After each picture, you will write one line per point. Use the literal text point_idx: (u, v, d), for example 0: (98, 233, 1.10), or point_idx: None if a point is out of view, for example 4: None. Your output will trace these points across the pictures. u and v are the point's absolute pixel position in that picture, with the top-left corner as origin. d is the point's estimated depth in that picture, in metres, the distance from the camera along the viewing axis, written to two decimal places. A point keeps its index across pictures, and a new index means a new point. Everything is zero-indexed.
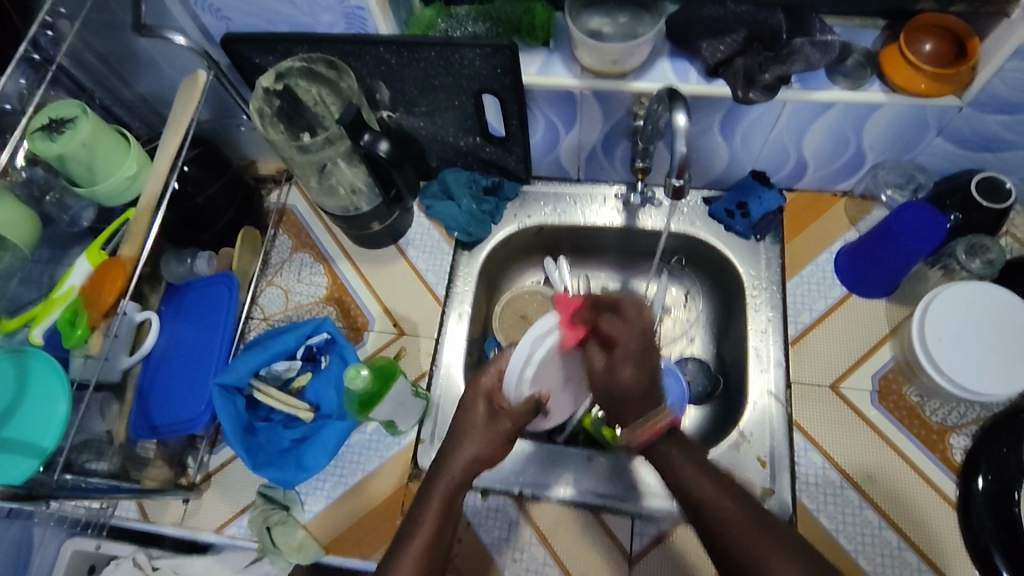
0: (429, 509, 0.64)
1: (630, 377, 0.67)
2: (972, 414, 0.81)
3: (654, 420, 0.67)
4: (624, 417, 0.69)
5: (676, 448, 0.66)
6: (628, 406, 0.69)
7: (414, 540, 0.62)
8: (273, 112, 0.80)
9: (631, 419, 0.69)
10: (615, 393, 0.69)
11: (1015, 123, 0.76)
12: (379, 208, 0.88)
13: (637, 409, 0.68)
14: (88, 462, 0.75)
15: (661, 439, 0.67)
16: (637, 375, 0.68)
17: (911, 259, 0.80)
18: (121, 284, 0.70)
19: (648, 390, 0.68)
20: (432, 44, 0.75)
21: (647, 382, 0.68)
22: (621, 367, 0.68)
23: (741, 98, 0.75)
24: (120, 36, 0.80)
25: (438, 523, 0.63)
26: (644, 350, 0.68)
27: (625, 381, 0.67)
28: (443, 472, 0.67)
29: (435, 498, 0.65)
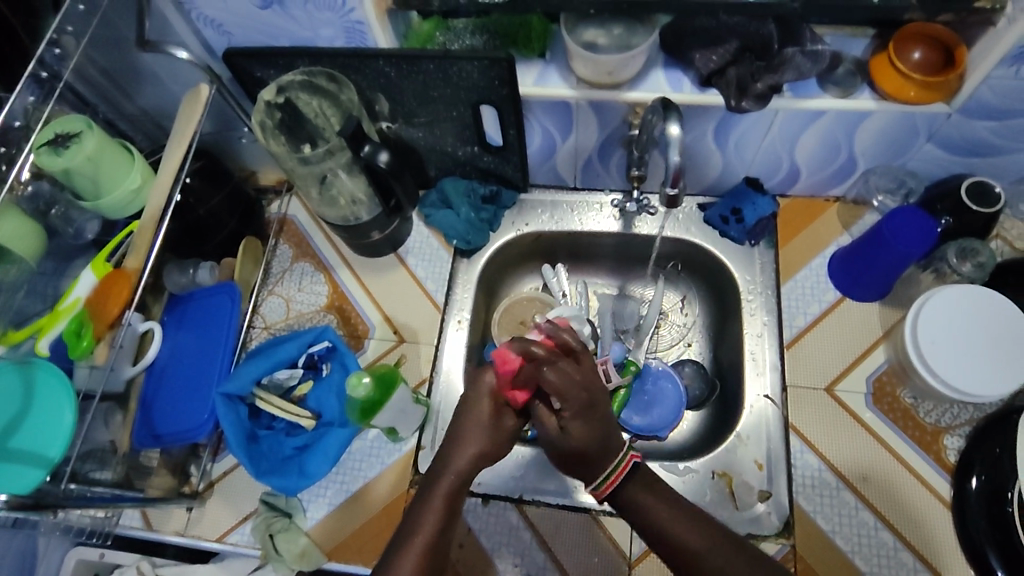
0: (431, 505, 0.64)
1: (581, 433, 0.67)
2: (965, 415, 0.82)
3: (615, 468, 0.67)
4: (589, 470, 0.69)
5: (644, 490, 0.66)
6: (590, 461, 0.68)
7: (414, 539, 0.62)
8: (275, 125, 0.82)
9: (595, 476, 0.68)
10: (570, 453, 0.69)
11: (1003, 129, 0.77)
12: (379, 217, 0.90)
13: (598, 455, 0.68)
14: (92, 471, 0.75)
15: (626, 482, 0.67)
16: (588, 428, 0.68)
17: (903, 263, 0.82)
18: (126, 295, 0.72)
19: (603, 437, 0.68)
20: (430, 57, 0.77)
21: (600, 432, 0.68)
22: (570, 424, 0.68)
23: (733, 107, 0.77)
24: (123, 51, 0.81)
25: (439, 523, 0.63)
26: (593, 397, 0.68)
27: (578, 437, 0.67)
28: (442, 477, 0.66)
29: (437, 496, 0.65)
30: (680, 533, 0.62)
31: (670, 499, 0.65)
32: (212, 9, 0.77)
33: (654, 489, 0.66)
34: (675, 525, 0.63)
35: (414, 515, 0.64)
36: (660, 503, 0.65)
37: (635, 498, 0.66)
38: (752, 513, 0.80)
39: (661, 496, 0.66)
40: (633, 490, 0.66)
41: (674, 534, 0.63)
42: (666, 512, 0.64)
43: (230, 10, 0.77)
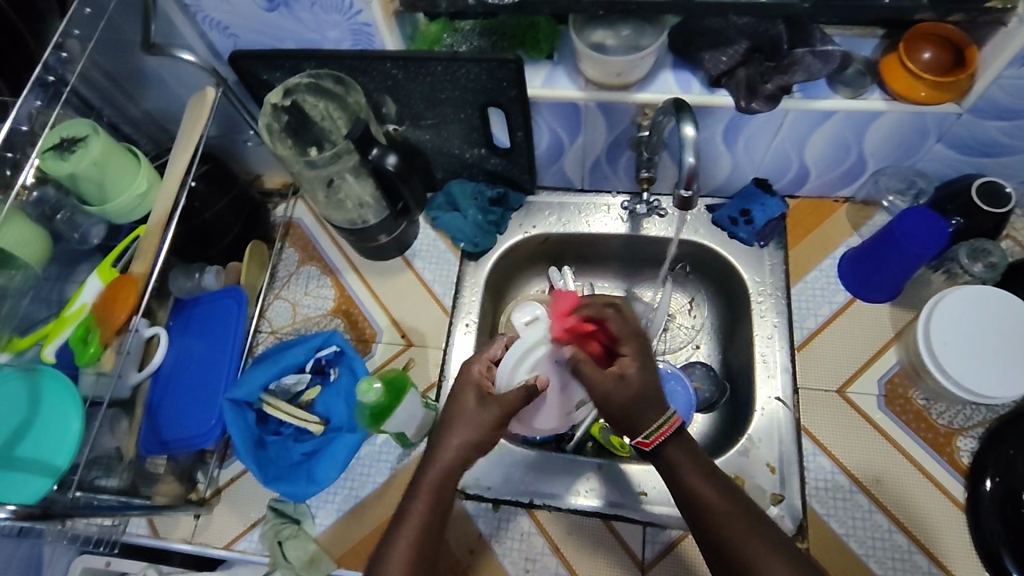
0: (421, 493, 0.63)
1: (637, 381, 0.65)
2: (978, 417, 0.81)
3: (662, 423, 0.63)
4: (635, 421, 0.64)
5: (687, 459, 0.63)
6: (636, 415, 0.64)
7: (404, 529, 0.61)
8: (282, 127, 0.82)
9: (643, 424, 0.64)
10: (620, 402, 0.64)
11: (1014, 129, 0.77)
12: (386, 220, 0.89)
13: (648, 410, 0.64)
14: (97, 478, 0.76)
15: (669, 443, 0.63)
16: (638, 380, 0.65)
17: (913, 264, 0.82)
18: (133, 301, 0.71)
19: (653, 392, 0.65)
20: (438, 59, 0.76)
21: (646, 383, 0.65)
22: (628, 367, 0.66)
23: (744, 108, 0.77)
24: (128, 54, 0.81)
25: (427, 514, 0.62)
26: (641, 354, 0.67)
27: (632, 384, 0.65)
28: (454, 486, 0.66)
29: (424, 490, 0.63)
30: (717, 510, 0.60)
31: (712, 476, 0.62)
32: (219, 11, 0.76)
33: (695, 460, 0.63)
34: (713, 503, 0.60)
35: (403, 510, 0.63)
36: (702, 479, 0.62)
37: (677, 466, 0.63)
38: (765, 516, 0.79)
39: (703, 471, 0.62)
40: (675, 457, 0.63)
41: (710, 511, 0.60)
42: (706, 489, 0.61)
43: (237, 13, 0.76)
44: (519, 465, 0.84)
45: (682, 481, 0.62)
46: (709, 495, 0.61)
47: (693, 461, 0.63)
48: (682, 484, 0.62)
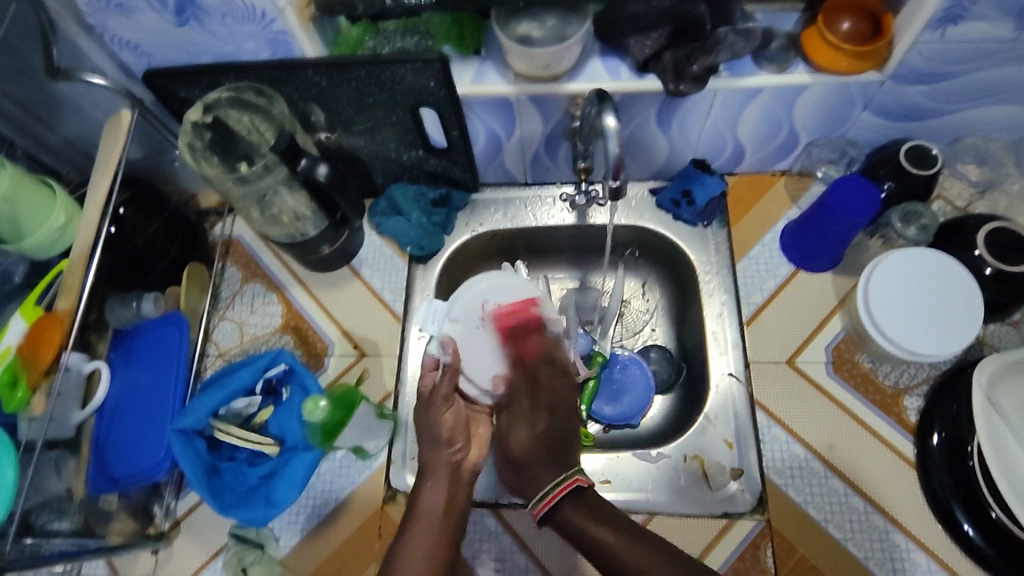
0: (417, 527, 0.64)
1: (523, 441, 0.72)
2: (922, 374, 0.84)
3: (553, 488, 0.66)
4: (534, 483, 0.69)
5: (585, 514, 0.64)
6: (534, 477, 0.69)
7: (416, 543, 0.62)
8: (205, 145, 0.78)
9: (538, 489, 0.68)
10: (510, 458, 0.73)
11: (935, 93, 0.79)
12: (326, 231, 0.87)
13: (545, 468, 0.69)
14: (49, 523, 0.73)
15: (563, 504, 0.65)
16: (532, 436, 0.73)
17: (851, 232, 0.83)
18: (59, 339, 0.68)
19: (547, 449, 0.71)
20: (361, 63, 0.74)
21: (537, 438, 0.72)
22: (514, 428, 0.74)
23: (673, 91, 0.77)
24: (34, 80, 0.77)
25: (435, 526, 0.64)
26: (539, 408, 0.75)
27: (518, 446, 0.73)
28: (420, 515, 0.65)
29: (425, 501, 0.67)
30: (625, 557, 0.59)
31: (612, 521, 0.63)
32: (127, 30, 0.73)
33: (593, 512, 0.64)
34: (621, 551, 0.60)
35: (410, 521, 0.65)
36: (605, 528, 0.62)
37: (574, 522, 0.64)
38: (725, 492, 0.81)
39: (592, 514, 0.64)
40: (573, 515, 0.64)
41: (628, 563, 0.59)
42: (613, 537, 0.61)
43: (146, 30, 0.73)
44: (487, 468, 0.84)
45: (587, 539, 0.62)
46: (618, 543, 0.60)
47: (592, 512, 0.64)
48: (581, 536, 0.63)
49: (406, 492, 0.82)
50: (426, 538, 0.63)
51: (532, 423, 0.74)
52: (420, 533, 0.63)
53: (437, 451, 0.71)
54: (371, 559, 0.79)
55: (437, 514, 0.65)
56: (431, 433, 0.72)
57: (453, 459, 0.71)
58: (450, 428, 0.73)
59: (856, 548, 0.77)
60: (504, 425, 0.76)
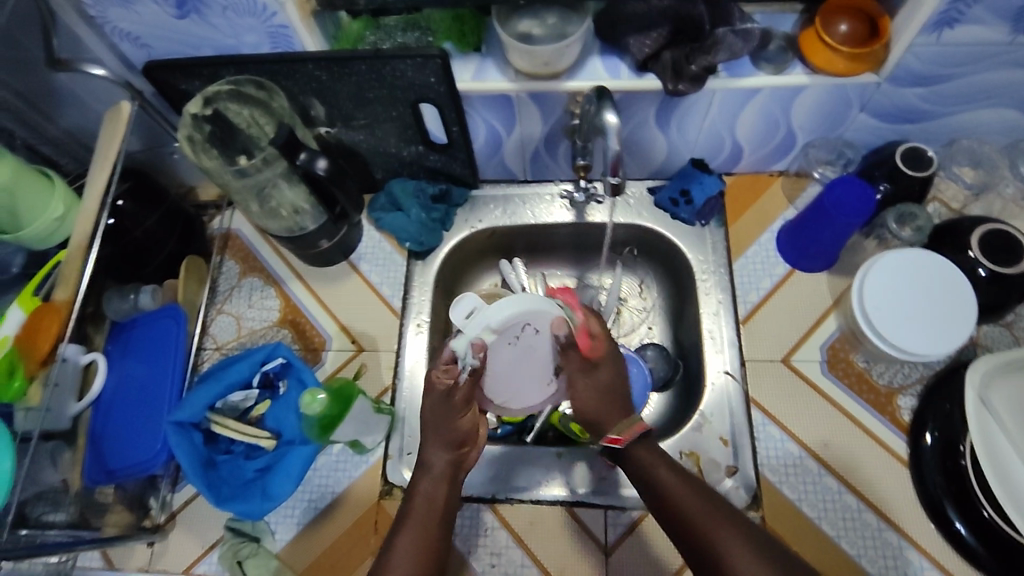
0: (412, 525, 0.65)
1: (607, 379, 0.73)
2: (916, 374, 0.85)
3: (631, 425, 0.71)
4: (605, 417, 0.73)
5: (658, 459, 0.69)
6: (607, 413, 0.73)
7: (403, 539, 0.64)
8: (205, 138, 0.78)
9: (609, 426, 0.73)
10: (591, 394, 0.73)
11: (931, 95, 0.80)
12: (325, 225, 0.87)
13: (616, 413, 0.73)
14: (44, 514, 0.75)
15: (634, 444, 0.70)
16: (613, 377, 0.74)
17: (846, 233, 0.84)
18: (56, 331, 0.68)
19: (620, 393, 0.74)
20: (362, 58, 0.74)
21: (615, 385, 0.74)
22: (601, 369, 0.73)
23: (672, 91, 0.77)
24: (34, 71, 0.77)
25: (427, 520, 0.65)
26: (616, 356, 0.75)
27: (602, 385, 0.73)
28: (411, 509, 0.66)
29: (419, 494, 0.68)
30: (681, 499, 0.65)
31: (677, 468, 0.68)
32: (127, 22, 0.73)
33: (666, 461, 0.69)
34: (678, 492, 0.65)
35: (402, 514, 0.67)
36: (671, 472, 0.67)
37: (645, 461, 0.69)
38: (721, 489, 0.81)
39: (664, 461, 0.69)
40: (643, 455, 0.69)
41: (680, 503, 0.65)
42: (676, 483, 0.66)
43: (147, 22, 0.73)
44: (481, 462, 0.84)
45: (652, 476, 0.68)
46: (676, 486, 0.66)
47: (659, 457, 0.69)
48: (647, 475, 0.68)
49: (403, 487, 0.82)
50: (421, 530, 0.64)
51: (612, 365, 0.73)
52: (412, 528, 0.64)
53: (440, 442, 0.70)
54: (366, 553, 0.80)
55: (425, 508, 0.66)
56: (445, 434, 0.69)
57: (455, 459, 0.70)
58: (466, 431, 0.70)
59: (849, 546, 0.77)
60: (585, 367, 0.73)
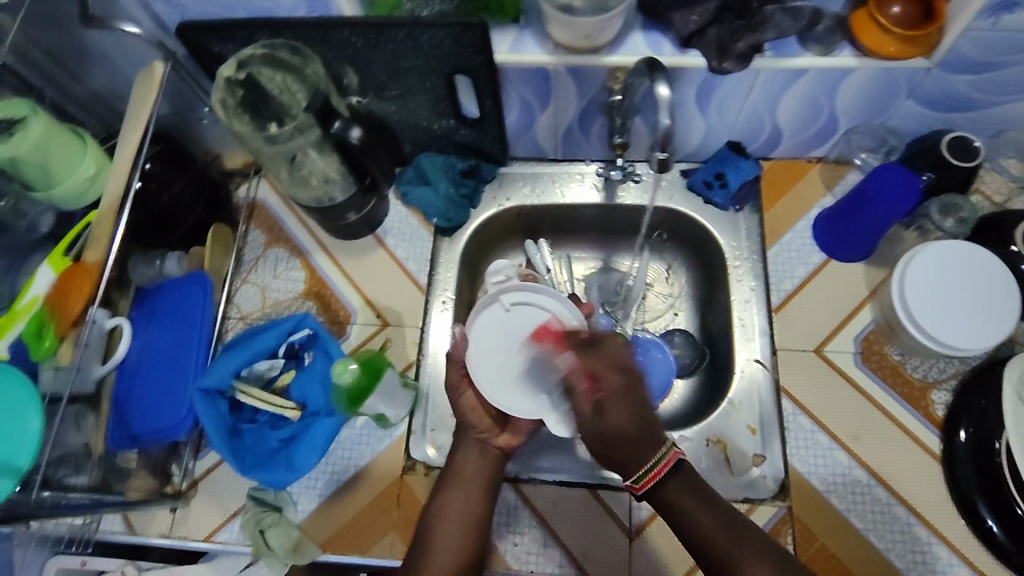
0: (455, 489, 0.73)
1: (622, 419, 0.63)
2: (951, 369, 0.83)
3: (653, 466, 0.64)
4: (629, 462, 0.64)
5: (686, 493, 0.64)
6: (632, 454, 0.64)
7: (440, 524, 0.71)
8: (237, 103, 0.76)
9: (637, 469, 0.64)
10: (604, 437, 0.64)
11: (981, 82, 0.77)
12: (354, 197, 0.86)
13: (642, 449, 0.63)
14: (67, 477, 0.72)
15: (664, 481, 0.65)
16: (630, 415, 0.64)
17: (889, 221, 0.81)
18: (88, 289, 0.67)
19: (645, 426, 0.64)
20: (400, 25, 0.73)
21: (637, 419, 0.64)
22: (610, 407, 0.64)
23: (715, 69, 0.75)
24: (66, 28, 0.76)
25: (467, 498, 0.72)
26: (630, 384, 0.66)
27: (614, 426, 0.63)
28: (455, 477, 0.74)
29: (461, 474, 0.74)
30: (717, 538, 0.62)
31: (709, 502, 0.64)
32: None
33: (693, 490, 0.65)
34: (714, 532, 0.62)
35: (441, 493, 0.73)
36: (700, 508, 0.64)
37: (670, 497, 0.65)
38: (747, 477, 0.81)
39: (697, 496, 0.64)
40: (674, 493, 0.65)
41: (715, 542, 0.62)
42: (705, 519, 0.63)
43: None
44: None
45: (682, 514, 0.64)
46: (712, 526, 0.62)
47: (690, 491, 0.65)
48: (679, 516, 0.64)
49: (426, 463, 0.82)
50: (459, 498, 0.72)
51: (627, 400, 0.65)
52: (454, 490, 0.73)
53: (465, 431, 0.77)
54: (390, 526, 0.79)
55: (470, 480, 0.74)
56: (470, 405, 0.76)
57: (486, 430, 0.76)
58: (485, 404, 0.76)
59: (877, 539, 0.76)
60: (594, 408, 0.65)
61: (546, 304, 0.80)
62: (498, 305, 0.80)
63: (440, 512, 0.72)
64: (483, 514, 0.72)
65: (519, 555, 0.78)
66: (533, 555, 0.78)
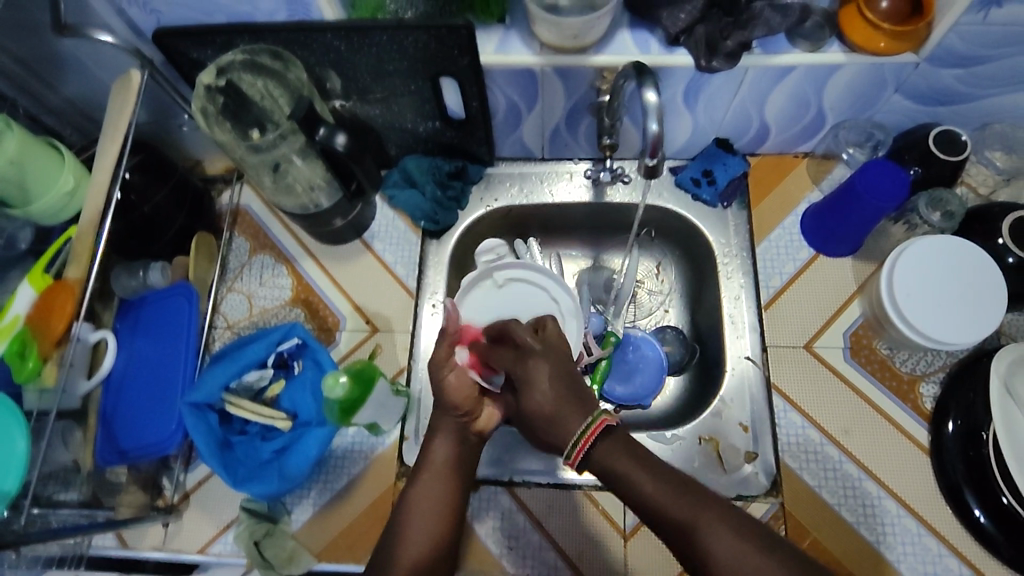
0: (427, 477, 0.67)
1: (545, 395, 0.66)
2: (938, 362, 0.84)
3: (584, 432, 0.63)
4: (561, 434, 0.65)
5: (623, 455, 0.61)
6: (559, 426, 0.65)
7: (414, 510, 0.64)
8: (218, 110, 0.74)
9: (565, 441, 0.64)
10: (535, 421, 0.67)
11: (968, 76, 0.77)
12: (340, 203, 0.85)
13: (570, 415, 0.65)
14: (56, 493, 0.71)
15: (599, 444, 0.62)
16: (549, 386, 0.67)
17: (877, 217, 0.81)
18: (70, 310, 0.67)
19: (572, 396, 0.66)
20: (383, 28, 0.71)
21: (557, 395, 0.66)
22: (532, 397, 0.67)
23: (704, 67, 0.75)
24: (39, 37, 0.73)
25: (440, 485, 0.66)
26: (555, 367, 0.69)
27: (539, 406, 0.66)
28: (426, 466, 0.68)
29: (432, 465, 0.68)
30: (662, 503, 0.57)
31: (650, 465, 0.60)
32: None
33: (638, 458, 0.61)
34: (657, 495, 0.58)
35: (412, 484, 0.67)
36: (647, 475, 0.59)
37: (611, 463, 0.61)
38: (739, 475, 0.81)
39: (636, 458, 0.61)
40: (609, 457, 0.62)
41: (661, 507, 0.57)
42: (650, 485, 0.59)
43: None
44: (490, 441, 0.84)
45: (623, 481, 0.60)
46: (654, 489, 0.58)
47: (629, 453, 0.61)
48: (620, 482, 0.60)
49: None
50: (434, 485, 0.66)
51: (547, 376, 0.67)
52: (428, 479, 0.67)
53: (445, 414, 0.72)
54: None
55: (443, 465, 0.68)
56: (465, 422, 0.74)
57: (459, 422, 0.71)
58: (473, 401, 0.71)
59: (867, 532, 0.77)
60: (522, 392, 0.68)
61: (538, 283, 0.86)
62: (490, 281, 0.86)
63: (415, 496, 0.65)
64: (456, 508, 0.66)
65: (515, 557, 0.79)
66: (529, 558, 0.79)
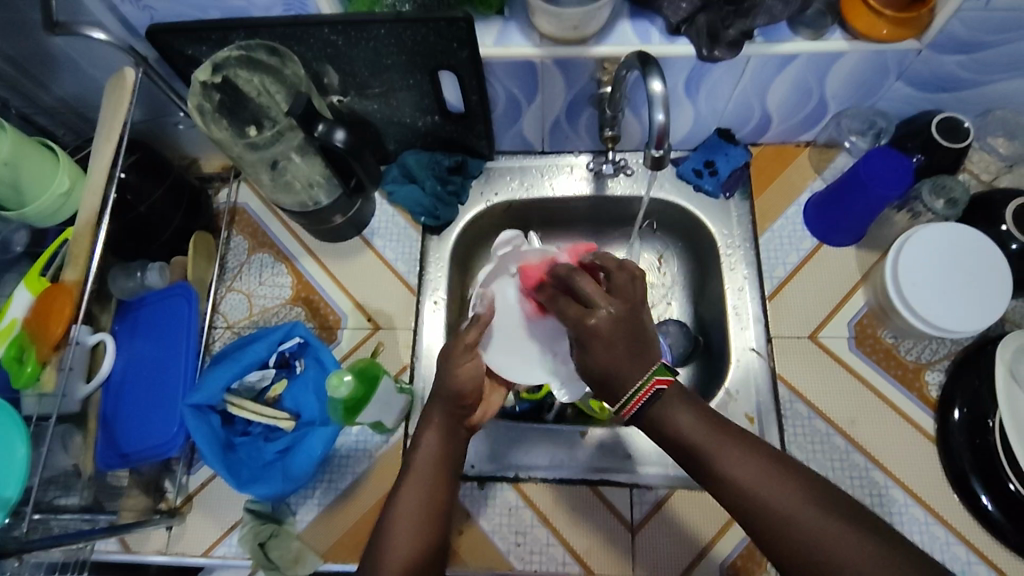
0: (412, 482, 0.62)
1: (604, 349, 0.59)
2: (944, 350, 0.83)
3: (639, 388, 0.57)
4: (616, 387, 0.58)
5: (678, 408, 0.57)
6: (613, 382, 0.58)
7: (398, 519, 0.60)
8: (214, 107, 0.74)
9: (621, 393, 0.58)
10: (594, 375, 0.60)
11: (971, 63, 0.76)
12: (339, 200, 0.84)
13: (625, 364, 0.58)
14: (56, 498, 0.72)
15: (655, 401, 0.57)
16: (611, 331, 0.59)
17: (879, 206, 0.81)
18: (69, 313, 0.65)
19: (633, 347, 0.58)
20: (380, 22, 0.70)
21: (621, 351, 0.58)
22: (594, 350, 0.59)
23: (706, 57, 0.74)
24: (30, 37, 0.72)
25: (427, 488, 0.62)
26: (620, 318, 0.60)
27: (599, 359, 0.59)
28: (413, 469, 0.64)
29: (417, 468, 0.64)
30: (722, 460, 0.54)
31: (707, 419, 0.56)
32: None
33: (695, 409, 0.57)
34: (715, 450, 0.54)
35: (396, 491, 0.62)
36: (701, 427, 0.56)
37: (663, 417, 0.57)
38: None
39: (692, 412, 0.56)
40: (664, 411, 0.57)
41: (719, 465, 0.54)
42: (704, 438, 0.55)
43: None
44: (481, 436, 0.83)
45: (675, 435, 0.56)
46: (709, 442, 0.55)
47: (683, 407, 0.57)
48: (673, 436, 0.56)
49: None
50: (420, 491, 0.62)
51: (611, 327, 0.59)
52: (414, 484, 0.62)
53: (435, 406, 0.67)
54: None
55: (431, 464, 0.64)
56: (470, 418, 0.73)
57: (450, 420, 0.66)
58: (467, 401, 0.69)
59: None
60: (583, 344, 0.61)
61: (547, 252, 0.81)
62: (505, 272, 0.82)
63: (400, 503, 0.61)
64: (440, 511, 0.61)
65: (523, 554, 0.78)
66: (536, 554, 0.78)
